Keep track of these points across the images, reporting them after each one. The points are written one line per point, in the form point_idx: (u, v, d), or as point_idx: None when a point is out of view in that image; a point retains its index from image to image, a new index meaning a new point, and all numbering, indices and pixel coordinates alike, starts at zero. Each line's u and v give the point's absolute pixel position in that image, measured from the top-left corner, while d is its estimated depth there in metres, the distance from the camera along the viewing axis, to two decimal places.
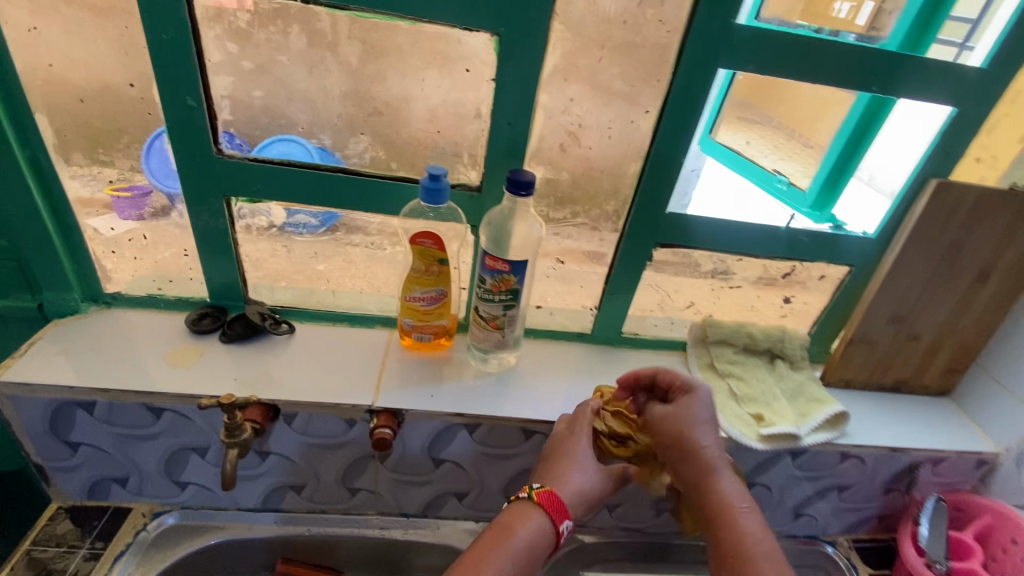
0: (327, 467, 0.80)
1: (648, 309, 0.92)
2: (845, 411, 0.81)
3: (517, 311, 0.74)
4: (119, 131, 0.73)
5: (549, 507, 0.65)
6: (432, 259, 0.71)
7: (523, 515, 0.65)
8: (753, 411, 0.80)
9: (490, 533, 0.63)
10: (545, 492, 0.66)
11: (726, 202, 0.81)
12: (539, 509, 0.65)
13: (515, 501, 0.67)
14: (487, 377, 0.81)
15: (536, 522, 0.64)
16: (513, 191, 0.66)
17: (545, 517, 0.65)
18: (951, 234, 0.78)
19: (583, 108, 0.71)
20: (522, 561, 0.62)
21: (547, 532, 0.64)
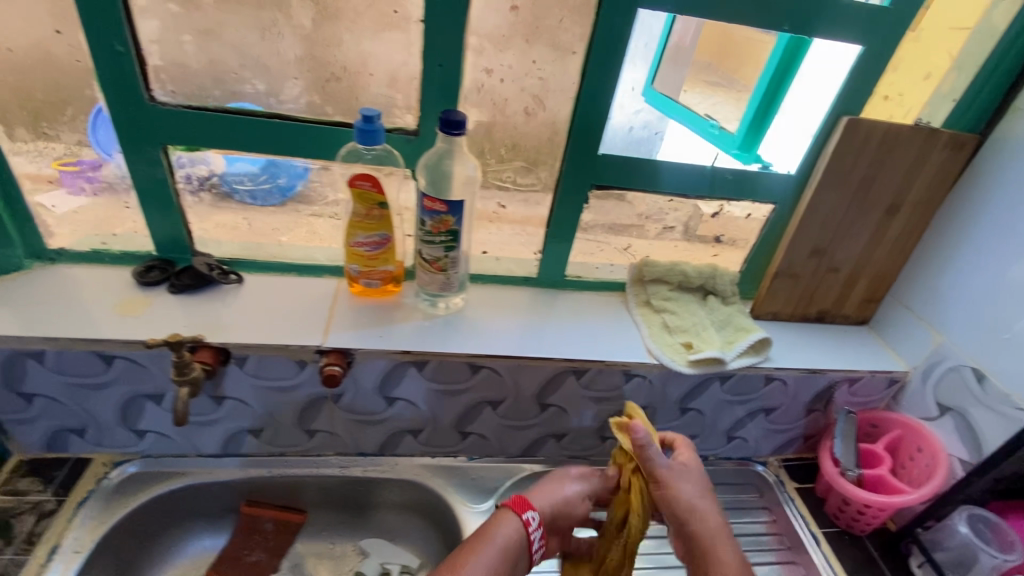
0: (283, 410, 0.84)
1: (588, 253, 0.95)
2: (768, 337, 0.88)
3: (458, 252, 0.77)
4: (62, 104, 0.73)
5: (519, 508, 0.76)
6: (372, 202, 0.73)
7: (502, 518, 0.74)
8: (684, 340, 0.87)
9: (474, 535, 0.72)
10: (516, 498, 0.77)
11: (667, 147, 0.85)
12: (512, 513, 0.75)
13: (497, 512, 0.76)
14: (433, 319, 0.85)
15: (512, 524, 0.74)
16: (444, 130, 0.69)
17: (519, 518, 0.75)
18: (862, 169, 0.84)
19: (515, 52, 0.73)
20: (501, 556, 0.70)
21: (521, 536, 0.73)
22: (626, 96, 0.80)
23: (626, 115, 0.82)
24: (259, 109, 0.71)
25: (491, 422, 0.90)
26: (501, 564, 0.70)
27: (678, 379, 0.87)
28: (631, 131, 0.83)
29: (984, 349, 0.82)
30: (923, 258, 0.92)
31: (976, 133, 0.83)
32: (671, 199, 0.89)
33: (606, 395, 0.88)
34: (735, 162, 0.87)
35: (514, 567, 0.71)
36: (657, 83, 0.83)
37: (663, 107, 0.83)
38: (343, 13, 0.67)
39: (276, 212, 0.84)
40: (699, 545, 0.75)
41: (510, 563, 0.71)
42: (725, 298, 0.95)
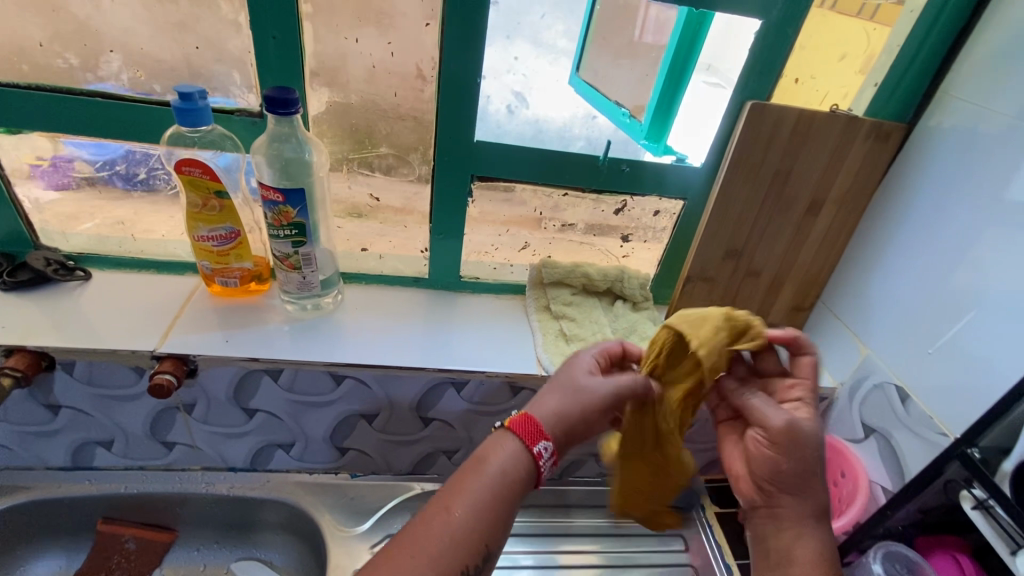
0: (130, 419, 0.77)
1: (484, 252, 0.87)
2: None
3: (310, 248, 0.69)
4: None
5: (524, 433, 0.58)
6: (208, 191, 0.66)
7: (496, 442, 0.58)
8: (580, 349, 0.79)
9: (464, 468, 0.57)
10: (521, 418, 0.59)
11: (562, 133, 0.79)
12: (512, 437, 0.58)
13: (493, 433, 0.60)
14: (295, 323, 0.77)
15: (509, 447, 0.58)
16: (270, 110, 0.60)
17: (522, 445, 0.58)
18: (775, 161, 0.75)
19: (363, 23, 0.65)
20: (497, 495, 0.55)
21: (524, 457, 0.57)
22: (555, 85, 0.81)
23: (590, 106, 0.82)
24: (75, 86, 0.64)
25: (368, 437, 0.81)
26: (497, 496, 0.55)
27: None
28: (598, 122, 0.82)
29: (911, 365, 0.73)
30: (851, 262, 0.83)
31: (903, 121, 0.74)
32: (566, 194, 0.80)
33: (492, 410, 0.79)
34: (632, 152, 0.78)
35: (517, 500, 0.57)
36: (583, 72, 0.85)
37: (600, 103, 0.82)
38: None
39: (125, 202, 0.77)
40: (786, 512, 0.63)
41: (510, 494, 0.56)
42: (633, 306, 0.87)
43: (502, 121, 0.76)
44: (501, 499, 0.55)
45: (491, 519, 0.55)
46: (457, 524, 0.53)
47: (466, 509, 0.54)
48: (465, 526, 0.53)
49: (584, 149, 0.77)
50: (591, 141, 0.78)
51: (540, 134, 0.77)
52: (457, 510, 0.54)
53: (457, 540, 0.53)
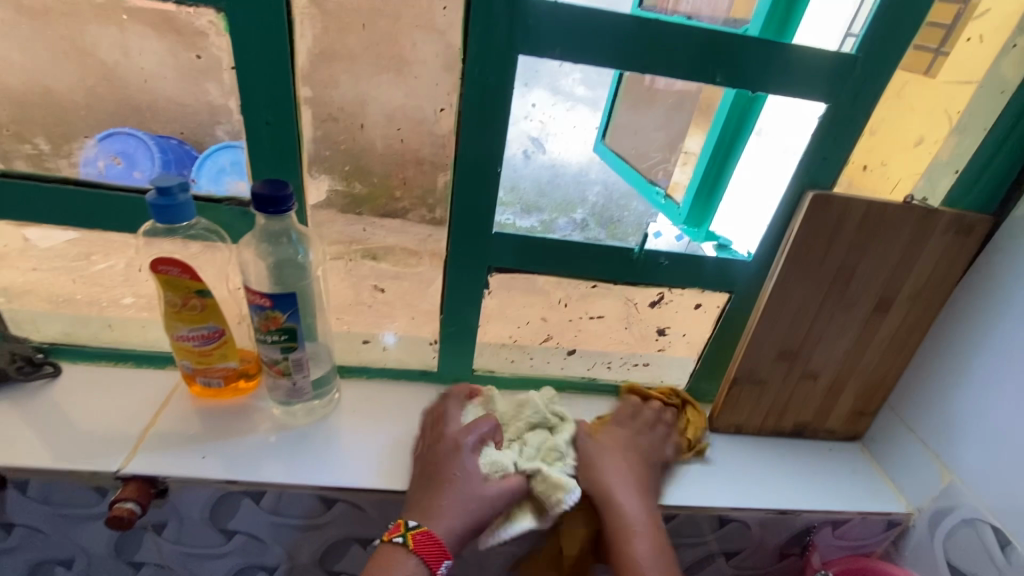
0: (92, 539, 0.67)
1: (502, 341, 0.76)
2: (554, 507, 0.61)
3: (302, 353, 0.60)
4: None
5: (425, 552, 0.55)
6: (188, 291, 0.58)
7: (391, 556, 0.55)
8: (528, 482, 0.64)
9: None
10: (421, 534, 0.55)
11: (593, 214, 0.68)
12: (414, 555, 0.55)
13: (386, 543, 0.56)
14: (283, 432, 0.67)
15: (408, 561, 0.55)
16: (260, 209, 0.52)
17: (419, 564, 0.55)
18: (839, 256, 0.65)
19: (355, 89, 0.56)
20: None
21: (420, 573, 0.55)
22: (571, 137, 0.66)
23: (602, 171, 0.70)
24: (45, 173, 0.58)
25: (363, 561, 0.70)
26: None
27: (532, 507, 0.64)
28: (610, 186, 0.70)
29: (1012, 504, 0.61)
30: (924, 367, 0.71)
31: (987, 213, 0.64)
32: (594, 285, 0.71)
33: (506, 535, 0.68)
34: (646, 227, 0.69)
35: None
36: (609, 139, 0.72)
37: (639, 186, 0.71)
38: (203, 80, 0.55)
39: (99, 290, 0.69)
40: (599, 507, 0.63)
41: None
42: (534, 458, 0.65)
43: (518, 165, 0.62)
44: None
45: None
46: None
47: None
48: None
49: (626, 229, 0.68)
50: (595, 220, 0.68)
51: (558, 179, 0.67)
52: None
53: None
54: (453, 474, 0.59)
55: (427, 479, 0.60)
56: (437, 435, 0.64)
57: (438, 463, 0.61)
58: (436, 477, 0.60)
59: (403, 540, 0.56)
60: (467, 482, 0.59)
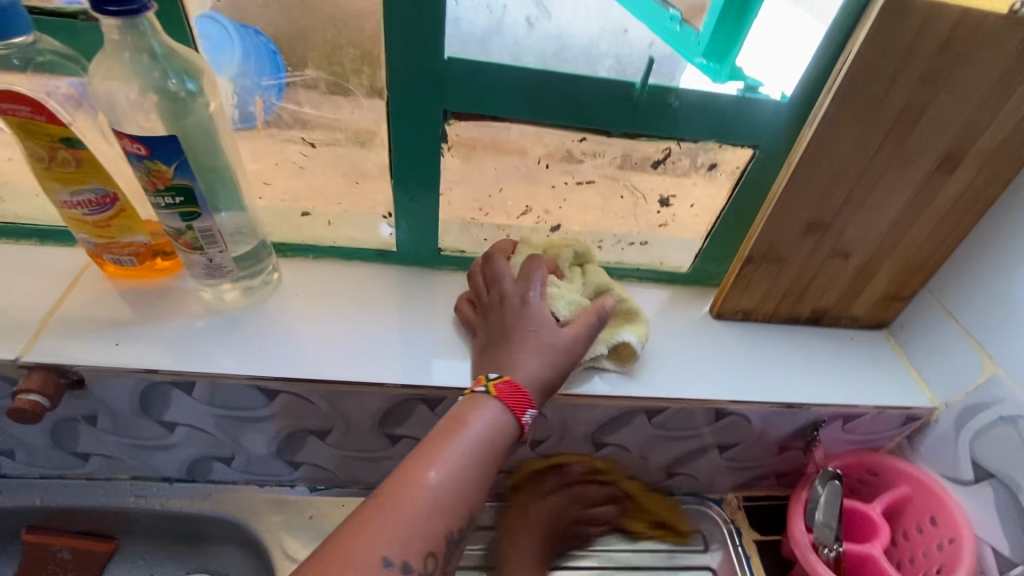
0: (25, 430, 0.61)
1: (473, 215, 0.63)
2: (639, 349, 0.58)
3: (209, 221, 0.48)
4: None
5: (510, 399, 0.48)
6: (51, 140, 0.46)
7: (474, 406, 0.48)
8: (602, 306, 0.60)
9: (440, 429, 0.47)
10: (504, 384, 0.48)
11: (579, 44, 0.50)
12: (499, 403, 0.48)
13: (466, 398, 0.49)
14: (215, 317, 0.58)
15: (495, 410, 0.48)
16: (98, 6, 0.37)
17: (506, 413, 0.48)
18: (905, 90, 0.49)
19: None
20: (478, 458, 0.45)
21: (509, 425, 0.48)
22: None
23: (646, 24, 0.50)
24: None
25: (324, 453, 0.65)
26: (480, 464, 0.45)
27: (601, 372, 0.59)
28: (649, 48, 0.51)
29: None
30: (982, 242, 0.58)
31: None
32: (584, 140, 0.56)
33: None
34: (675, 81, 0.52)
35: (487, 477, 0.46)
36: None
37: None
38: None
39: None
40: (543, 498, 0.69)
41: (498, 457, 0.47)
42: None
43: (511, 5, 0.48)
44: (491, 464, 0.46)
45: (475, 480, 0.45)
46: (438, 489, 0.43)
47: (445, 474, 0.44)
48: (438, 496, 0.43)
49: (610, 59, 0.51)
50: (626, 62, 0.51)
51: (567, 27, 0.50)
52: (432, 472, 0.43)
53: (440, 503, 0.42)
54: (518, 327, 0.52)
55: (494, 344, 0.52)
56: (494, 297, 0.55)
57: (504, 321, 0.53)
58: (504, 341, 0.51)
59: (485, 392, 0.48)
60: (540, 333, 0.51)
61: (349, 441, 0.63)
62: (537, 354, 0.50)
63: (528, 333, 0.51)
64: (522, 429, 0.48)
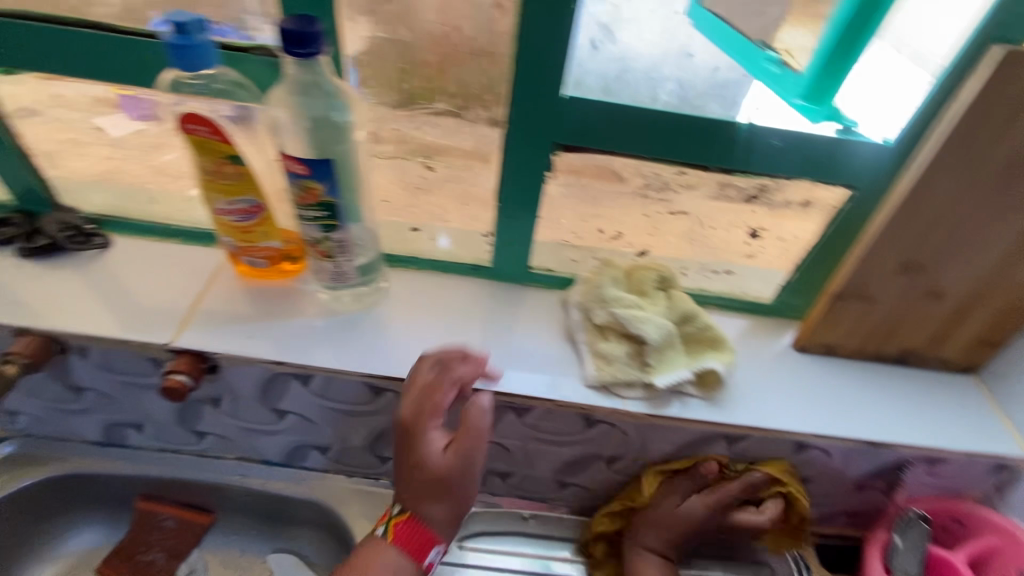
0: (157, 406, 0.68)
1: (566, 238, 0.67)
2: (724, 376, 0.60)
3: (345, 233, 0.54)
4: None
5: (411, 543, 0.56)
6: (220, 156, 0.52)
7: (378, 551, 0.56)
8: (687, 332, 0.62)
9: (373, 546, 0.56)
10: (403, 525, 0.56)
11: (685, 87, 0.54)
12: (397, 547, 0.56)
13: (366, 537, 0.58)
14: (331, 317, 0.64)
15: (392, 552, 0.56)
16: (287, 48, 0.43)
17: (405, 556, 0.56)
18: (1014, 142, 0.50)
19: None
20: None
21: (408, 565, 0.56)
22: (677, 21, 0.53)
23: (713, 52, 0.53)
24: (63, 13, 0.50)
25: None
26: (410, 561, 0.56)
27: (685, 395, 0.61)
28: (715, 73, 0.54)
29: None
30: None
31: None
32: (682, 173, 0.59)
33: (562, 440, 0.64)
34: (735, 107, 0.54)
35: None
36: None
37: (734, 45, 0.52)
38: None
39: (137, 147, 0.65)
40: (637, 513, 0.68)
41: None
42: (688, 331, 0.62)
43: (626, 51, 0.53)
44: None
45: None
46: None
47: None
48: None
49: (717, 100, 0.54)
50: (731, 103, 0.54)
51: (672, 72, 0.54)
52: None
53: None
54: (418, 456, 0.55)
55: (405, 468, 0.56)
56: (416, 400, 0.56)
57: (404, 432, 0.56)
58: (413, 471, 0.55)
59: (385, 532, 0.57)
60: (430, 472, 0.54)
61: None
62: (450, 520, 0.56)
63: (457, 462, 0.54)
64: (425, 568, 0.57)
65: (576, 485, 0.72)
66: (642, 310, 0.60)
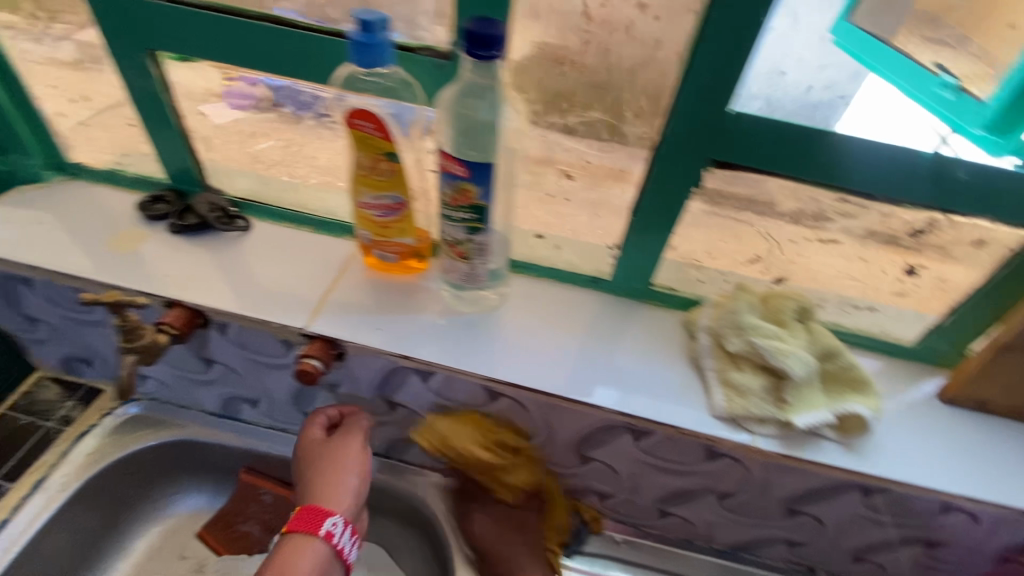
0: (275, 385, 0.71)
1: (697, 257, 0.65)
2: (869, 421, 0.56)
3: (487, 236, 0.55)
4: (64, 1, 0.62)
5: (305, 522, 0.59)
6: (378, 152, 0.53)
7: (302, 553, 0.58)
8: (826, 371, 0.58)
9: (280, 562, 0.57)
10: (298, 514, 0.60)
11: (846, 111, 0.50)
12: (318, 542, 0.58)
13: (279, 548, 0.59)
14: (454, 317, 0.64)
15: (316, 545, 0.58)
16: (470, 50, 0.44)
17: (312, 541, 0.58)
18: None
19: None
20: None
21: (319, 548, 0.58)
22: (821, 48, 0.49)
23: (805, 71, 0.50)
24: (250, 7, 0.53)
25: None
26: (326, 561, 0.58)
27: (819, 435, 0.57)
28: (806, 93, 0.50)
29: None
30: None
31: None
32: (843, 200, 0.55)
33: (677, 468, 0.61)
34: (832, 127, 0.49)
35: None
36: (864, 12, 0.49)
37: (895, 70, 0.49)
38: None
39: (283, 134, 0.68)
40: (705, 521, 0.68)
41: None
42: (828, 369, 0.58)
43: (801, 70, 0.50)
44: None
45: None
46: None
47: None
48: None
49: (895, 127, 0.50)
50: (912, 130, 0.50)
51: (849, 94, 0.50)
52: None
53: None
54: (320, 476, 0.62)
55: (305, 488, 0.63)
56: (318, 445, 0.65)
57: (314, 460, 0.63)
58: (318, 481, 0.62)
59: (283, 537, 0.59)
60: (346, 464, 0.63)
61: (546, 451, 0.66)
62: (351, 490, 0.62)
63: (349, 457, 0.63)
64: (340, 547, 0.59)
65: (678, 515, 0.69)
66: (783, 342, 0.56)
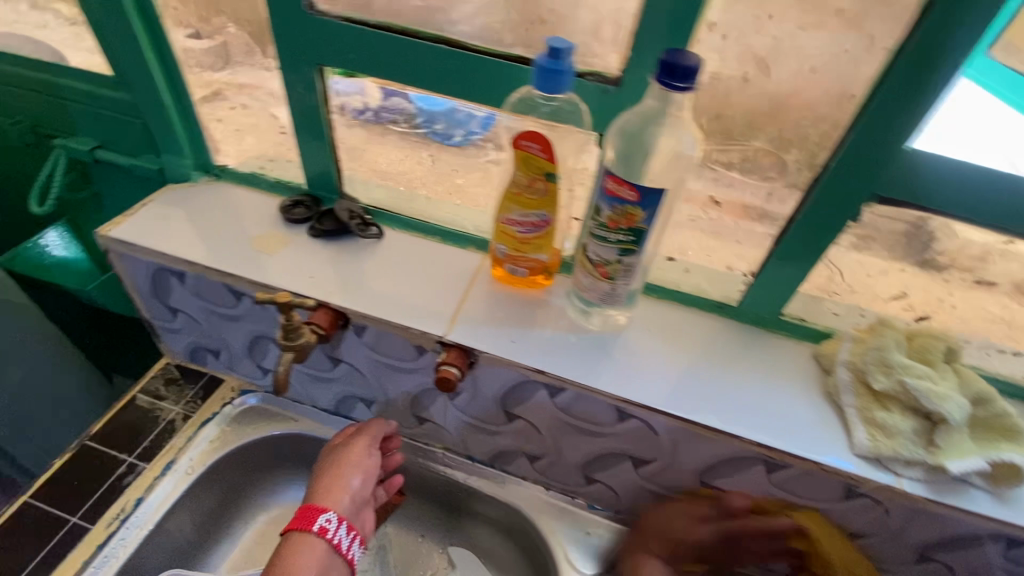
0: (395, 388, 0.73)
1: (834, 288, 0.65)
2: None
3: (637, 258, 0.55)
4: (242, 16, 0.66)
5: (302, 516, 0.64)
6: (538, 172, 0.55)
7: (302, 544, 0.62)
8: (976, 417, 0.56)
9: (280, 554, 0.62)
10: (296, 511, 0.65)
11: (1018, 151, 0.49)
12: (308, 531, 0.63)
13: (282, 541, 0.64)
14: (583, 335, 0.65)
15: (315, 533, 0.63)
16: (662, 80, 0.45)
17: (301, 531, 0.63)
18: None
19: None
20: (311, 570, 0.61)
21: (311, 537, 0.63)
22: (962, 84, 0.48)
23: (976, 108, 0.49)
24: (425, 30, 0.56)
25: (627, 478, 0.69)
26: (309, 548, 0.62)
27: (968, 483, 0.55)
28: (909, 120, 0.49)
29: None
30: None
31: None
32: (1010, 241, 0.54)
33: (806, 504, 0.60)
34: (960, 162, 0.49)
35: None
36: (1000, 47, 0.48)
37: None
38: None
39: (425, 146, 0.71)
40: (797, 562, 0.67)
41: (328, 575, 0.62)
42: (978, 415, 0.56)
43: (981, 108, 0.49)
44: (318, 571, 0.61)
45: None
46: None
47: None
48: None
49: None
50: None
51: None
52: None
53: None
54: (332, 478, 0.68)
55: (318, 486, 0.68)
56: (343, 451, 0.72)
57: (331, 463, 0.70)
58: (328, 480, 0.68)
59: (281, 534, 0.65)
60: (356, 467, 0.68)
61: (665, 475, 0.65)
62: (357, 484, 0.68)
63: (355, 456, 0.69)
64: (324, 531, 0.63)
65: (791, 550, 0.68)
66: (936, 383, 0.55)
